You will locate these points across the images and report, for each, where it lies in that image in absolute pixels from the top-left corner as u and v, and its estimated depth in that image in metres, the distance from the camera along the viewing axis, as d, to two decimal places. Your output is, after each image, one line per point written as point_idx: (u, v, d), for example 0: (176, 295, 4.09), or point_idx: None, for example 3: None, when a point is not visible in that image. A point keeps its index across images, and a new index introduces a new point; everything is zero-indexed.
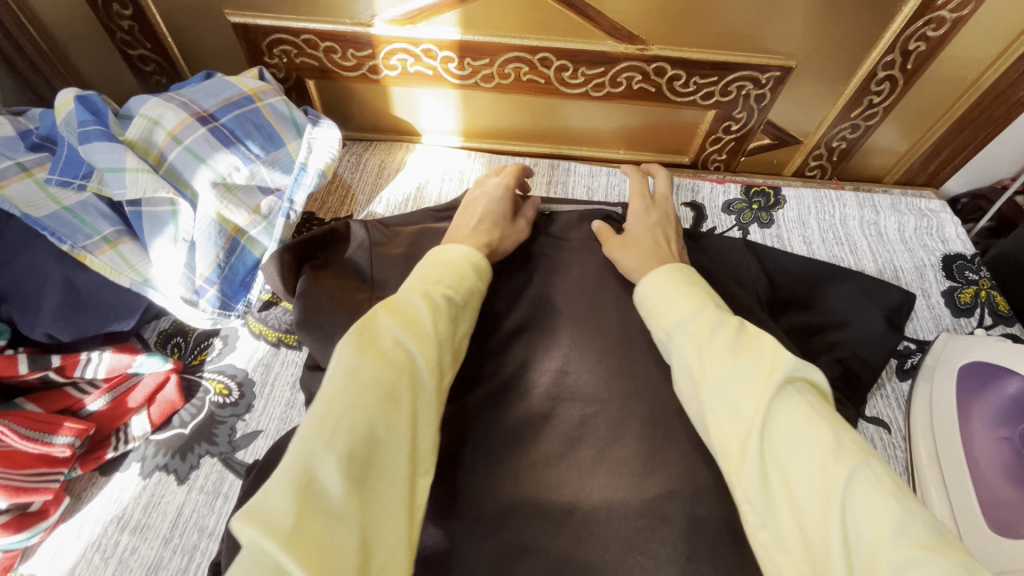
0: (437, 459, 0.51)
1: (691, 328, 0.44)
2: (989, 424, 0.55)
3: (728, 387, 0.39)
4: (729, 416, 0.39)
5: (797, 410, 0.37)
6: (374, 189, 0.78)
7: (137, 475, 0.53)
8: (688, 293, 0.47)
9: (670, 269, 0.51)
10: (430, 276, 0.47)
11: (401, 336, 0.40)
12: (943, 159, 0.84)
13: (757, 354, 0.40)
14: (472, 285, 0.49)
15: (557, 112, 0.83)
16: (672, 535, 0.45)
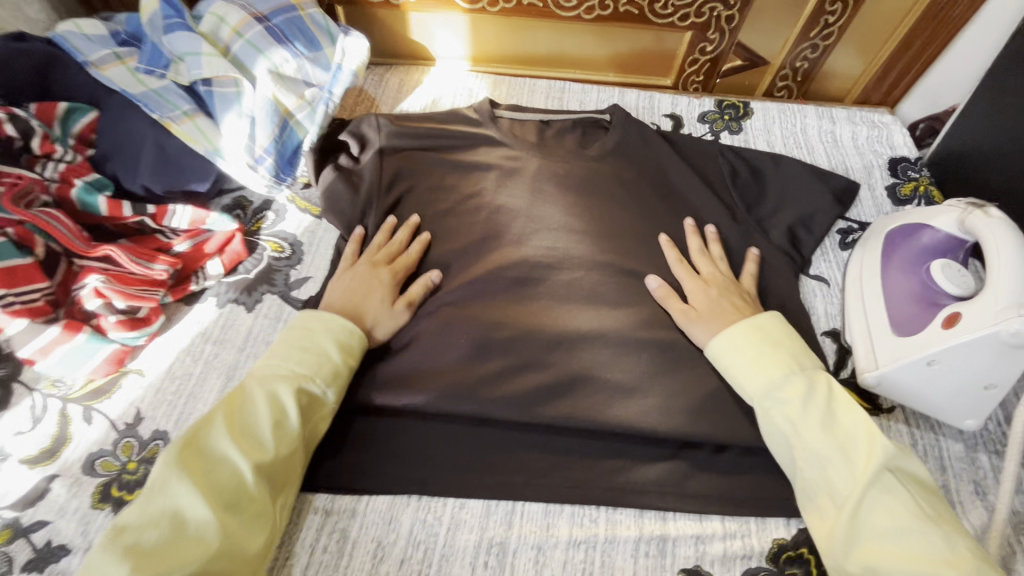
0: (460, 301, 0.67)
1: (781, 396, 0.55)
2: (903, 267, 0.67)
3: (814, 441, 0.53)
4: (834, 496, 0.51)
5: (895, 497, 0.49)
6: (396, 101, 0.91)
7: (214, 305, 0.66)
8: (775, 357, 0.58)
9: (748, 324, 0.61)
10: (289, 362, 0.55)
11: (226, 448, 0.49)
12: (891, 82, 0.97)
13: (865, 443, 0.52)
14: (340, 367, 0.57)
15: (554, 38, 0.95)
16: (637, 353, 0.63)
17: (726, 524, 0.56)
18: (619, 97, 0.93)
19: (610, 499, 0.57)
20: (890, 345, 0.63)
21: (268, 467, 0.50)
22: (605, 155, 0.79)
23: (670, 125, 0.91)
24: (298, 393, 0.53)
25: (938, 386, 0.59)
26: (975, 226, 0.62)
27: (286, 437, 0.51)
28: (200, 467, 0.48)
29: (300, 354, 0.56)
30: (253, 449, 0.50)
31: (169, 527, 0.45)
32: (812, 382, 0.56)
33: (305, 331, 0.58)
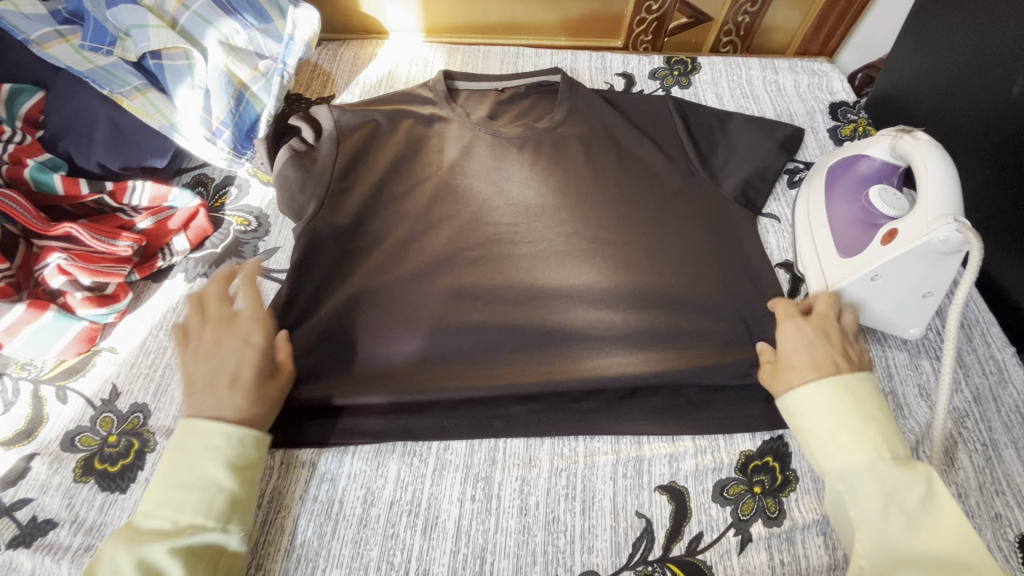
0: (430, 265, 0.70)
1: (869, 484, 0.49)
2: (846, 196, 0.71)
3: (897, 544, 0.47)
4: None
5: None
6: (351, 74, 0.91)
7: (183, 281, 0.67)
8: (865, 436, 0.51)
9: (837, 384, 0.54)
10: (177, 507, 0.48)
11: None
12: (828, 31, 1.03)
13: (960, 558, 0.45)
14: (233, 496, 0.49)
15: (505, 6, 0.96)
16: (602, 303, 0.68)
17: (696, 442, 0.60)
18: (571, 60, 0.96)
19: (587, 429, 0.59)
20: (837, 267, 0.67)
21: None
22: (556, 127, 0.84)
23: (622, 84, 0.94)
24: (184, 550, 0.46)
25: (880, 296, 0.65)
26: (905, 150, 0.66)
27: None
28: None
29: (192, 467, 0.49)
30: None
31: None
32: (903, 473, 0.50)
33: (192, 439, 0.51)
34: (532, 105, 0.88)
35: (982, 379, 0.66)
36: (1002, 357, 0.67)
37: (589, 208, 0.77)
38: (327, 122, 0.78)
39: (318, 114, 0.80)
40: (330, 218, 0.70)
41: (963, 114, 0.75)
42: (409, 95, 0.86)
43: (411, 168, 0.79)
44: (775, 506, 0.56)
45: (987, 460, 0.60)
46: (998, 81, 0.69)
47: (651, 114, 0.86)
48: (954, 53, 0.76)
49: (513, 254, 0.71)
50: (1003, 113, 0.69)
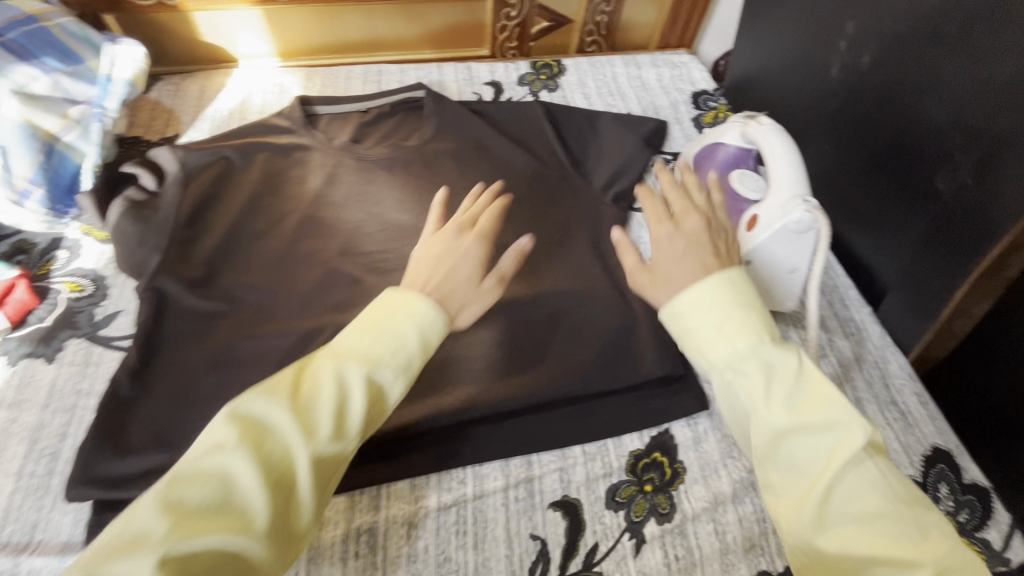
0: (297, 308, 0.65)
1: (750, 360, 0.44)
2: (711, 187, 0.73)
3: (779, 419, 0.41)
4: (791, 474, 0.42)
5: (864, 479, 0.39)
6: (198, 109, 0.84)
7: (4, 365, 0.59)
8: (743, 320, 0.45)
9: (721, 279, 0.48)
10: (371, 342, 0.44)
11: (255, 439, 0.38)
12: (683, 24, 1.07)
13: (838, 423, 0.40)
14: (414, 356, 0.46)
15: (363, 22, 0.93)
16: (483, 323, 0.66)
17: (586, 450, 0.59)
18: (437, 73, 0.94)
19: (475, 456, 0.58)
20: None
21: (269, 532, 0.37)
22: (423, 147, 0.81)
23: (491, 92, 0.93)
24: (368, 381, 0.43)
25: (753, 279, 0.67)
26: (754, 136, 0.70)
27: (282, 482, 0.38)
28: (223, 484, 0.36)
29: (382, 339, 0.45)
30: (281, 443, 0.39)
31: (202, 559, 0.34)
32: (778, 355, 0.44)
33: (378, 324, 0.46)
34: (398, 124, 0.85)
35: (844, 341, 0.70)
36: (860, 317, 0.72)
37: None
38: (172, 166, 0.71)
39: (160, 159, 0.72)
40: (176, 270, 0.64)
41: (791, 95, 0.80)
42: (263, 126, 0.81)
43: (270, 204, 0.73)
44: (666, 501, 0.57)
45: None
46: (820, 62, 0.72)
47: (520, 122, 0.85)
48: (784, 38, 0.79)
49: (387, 283, 0.68)
50: (827, 93, 0.72)
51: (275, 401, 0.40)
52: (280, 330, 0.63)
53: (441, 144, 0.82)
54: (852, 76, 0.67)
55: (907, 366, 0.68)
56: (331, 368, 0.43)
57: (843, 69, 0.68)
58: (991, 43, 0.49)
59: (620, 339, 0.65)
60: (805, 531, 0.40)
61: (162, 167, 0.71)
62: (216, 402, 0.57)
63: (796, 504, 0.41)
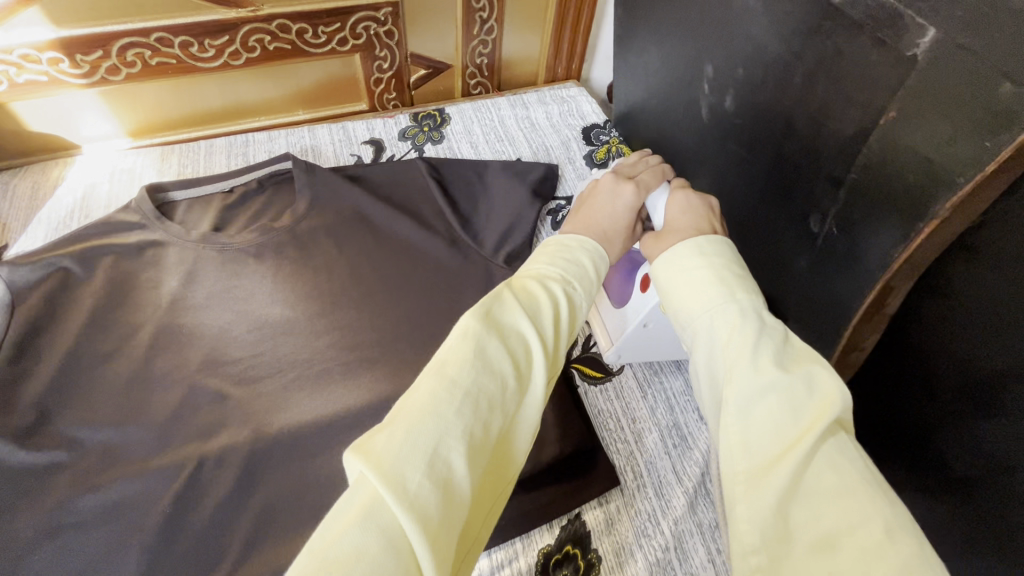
0: (155, 441, 0.57)
1: (734, 313, 0.42)
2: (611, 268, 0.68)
3: (764, 366, 0.37)
4: (756, 437, 0.36)
5: (841, 454, 0.34)
6: (31, 212, 0.74)
7: None
8: (733, 280, 0.44)
9: (723, 239, 0.49)
10: (532, 290, 0.45)
11: (455, 372, 0.37)
12: (567, 55, 1.05)
13: (818, 381, 0.36)
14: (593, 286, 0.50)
15: (220, 89, 0.85)
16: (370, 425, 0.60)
17: (492, 557, 0.55)
18: (310, 138, 0.87)
19: None
20: (616, 319, 0.67)
21: (491, 441, 0.36)
22: (296, 227, 0.75)
23: (371, 152, 0.87)
24: (515, 333, 0.41)
25: (655, 340, 0.64)
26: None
27: (506, 402, 0.38)
28: (474, 410, 0.35)
29: (553, 260, 0.49)
30: (521, 338, 0.41)
31: (484, 435, 0.35)
32: (768, 316, 0.42)
33: (546, 253, 0.50)
34: (267, 201, 0.78)
35: None
36: None
37: (348, 309, 0.69)
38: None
39: None
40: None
41: (671, 129, 0.78)
42: (105, 224, 0.71)
43: (117, 318, 0.65)
44: None
45: None
46: (691, 100, 0.70)
47: (402, 185, 0.81)
48: (655, 72, 0.77)
49: (259, 394, 0.62)
50: (704, 131, 0.70)
51: (508, 307, 0.42)
52: (132, 473, 0.55)
53: (317, 220, 0.76)
54: (721, 118, 0.65)
55: None
56: (512, 311, 0.42)
57: (712, 110, 0.66)
58: (832, 100, 0.48)
59: None
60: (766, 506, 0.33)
61: None
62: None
63: (762, 472, 0.34)
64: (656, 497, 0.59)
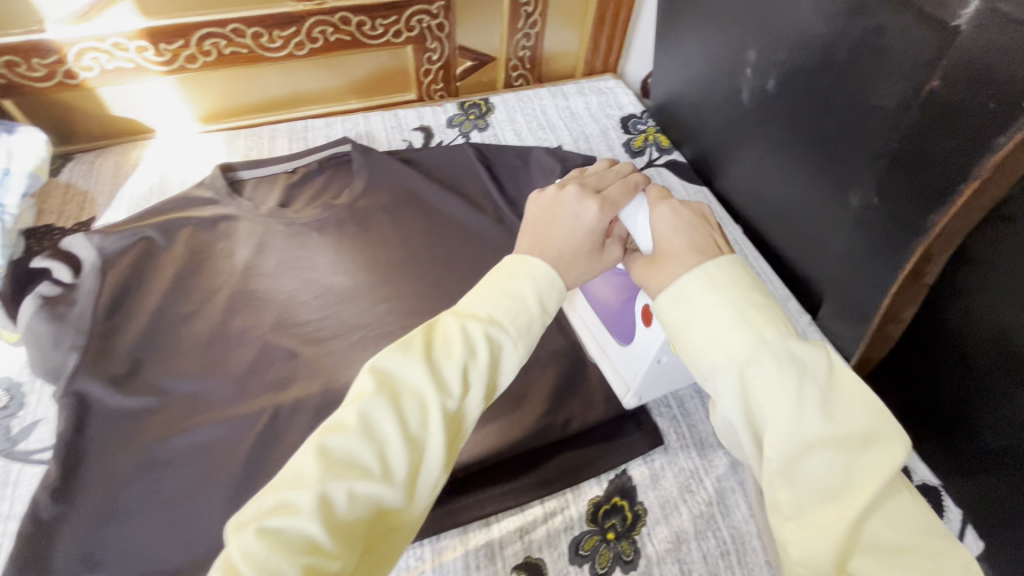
0: (234, 391, 0.63)
1: (778, 360, 0.37)
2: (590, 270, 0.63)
3: (812, 426, 0.35)
4: (813, 489, 0.35)
5: (901, 511, 0.35)
6: (114, 188, 0.81)
7: None
8: (766, 311, 0.39)
9: (725, 262, 0.42)
10: (461, 330, 0.41)
11: (328, 439, 0.36)
12: (605, 50, 1.09)
13: (874, 433, 0.36)
14: (535, 320, 0.43)
15: (283, 78, 0.91)
16: None
17: (545, 505, 0.58)
18: (364, 124, 0.93)
19: (431, 528, 0.55)
20: (623, 356, 0.60)
21: (351, 522, 0.34)
22: (355, 203, 0.80)
23: (421, 138, 0.92)
24: (434, 381, 0.39)
25: (669, 372, 0.59)
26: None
27: (391, 479, 0.36)
28: (325, 482, 0.34)
29: (483, 293, 0.44)
30: (415, 399, 0.39)
31: (349, 511, 0.34)
32: (809, 352, 0.38)
33: (474, 285, 0.44)
34: (327, 181, 0.83)
35: None
36: (799, 327, 0.74)
37: (404, 281, 0.74)
38: (88, 252, 0.67)
39: (71, 247, 0.68)
40: (97, 370, 0.61)
41: (711, 113, 0.82)
42: (183, 199, 0.77)
43: (197, 283, 0.70)
44: (630, 547, 0.56)
45: None
46: (731, 85, 0.74)
47: (452, 167, 0.85)
48: (695, 61, 0.81)
49: (327, 353, 0.67)
50: (744, 114, 0.74)
51: (410, 359, 0.40)
52: (216, 419, 0.60)
53: (374, 198, 0.81)
54: (762, 100, 0.69)
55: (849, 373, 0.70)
56: (409, 364, 0.39)
57: (753, 92, 0.70)
58: (875, 74, 0.52)
59: (570, 382, 0.65)
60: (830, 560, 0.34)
61: (76, 254, 0.67)
62: (149, 508, 0.54)
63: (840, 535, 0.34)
64: (699, 457, 0.62)
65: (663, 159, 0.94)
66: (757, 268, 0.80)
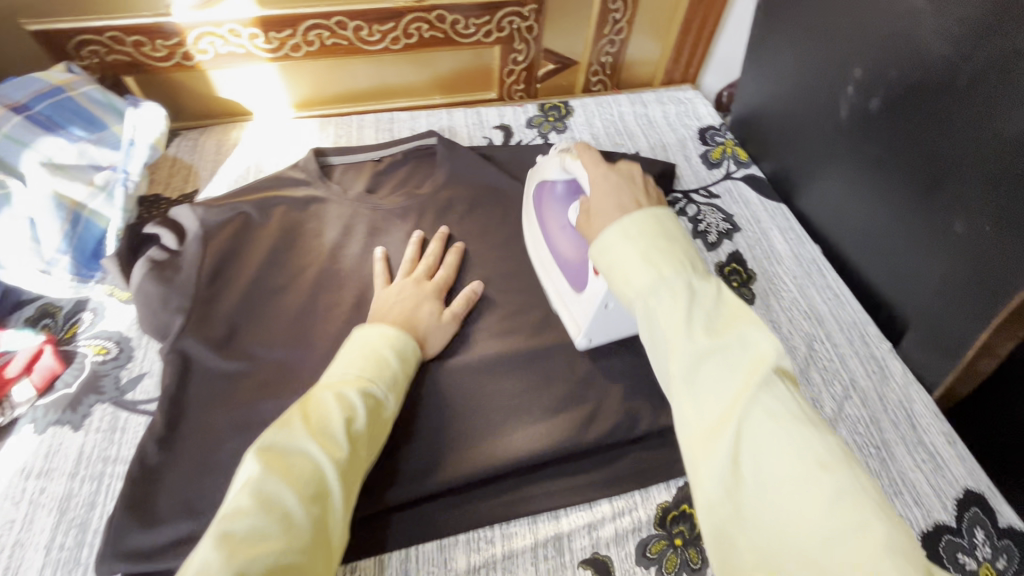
0: (319, 362, 0.65)
1: (670, 295, 0.42)
2: (556, 220, 0.70)
3: (699, 343, 0.40)
4: (705, 407, 0.38)
5: (776, 403, 0.37)
6: (216, 165, 0.86)
7: (33, 433, 0.59)
8: (666, 252, 0.45)
9: (646, 213, 0.48)
10: (332, 406, 0.48)
11: (252, 490, 0.41)
12: (686, 60, 1.09)
13: (750, 342, 0.40)
14: (398, 374, 0.56)
15: (373, 70, 0.95)
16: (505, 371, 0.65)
17: (614, 504, 0.59)
18: (447, 119, 0.95)
19: (501, 514, 0.57)
20: (578, 304, 0.65)
21: (302, 542, 0.40)
22: (438, 193, 0.82)
23: (501, 136, 0.94)
24: (329, 441, 0.46)
25: (617, 318, 0.63)
26: (571, 167, 0.64)
27: (296, 529, 0.40)
28: (261, 517, 0.40)
29: (352, 365, 0.54)
30: (309, 462, 0.44)
31: (288, 537, 0.40)
32: (700, 291, 0.43)
33: (351, 356, 0.55)
34: (411, 171, 0.86)
35: (867, 380, 0.69)
36: (880, 353, 0.72)
37: (482, 272, 0.75)
38: (192, 223, 0.71)
39: (180, 218, 0.73)
40: (200, 331, 0.64)
41: (799, 132, 0.82)
42: (279, 178, 0.81)
43: (289, 259, 0.74)
44: (697, 556, 0.56)
45: (881, 462, 0.63)
46: (826, 103, 0.74)
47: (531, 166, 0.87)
48: (788, 77, 0.81)
49: None
50: (837, 132, 0.74)
51: (295, 432, 0.45)
52: (303, 388, 0.63)
53: (456, 190, 0.83)
54: (863, 119, 0.69)
55: (933, 405, 0.67)
56: (294, 437, 0.45)
57: (853, 110, 0.70)
58: (1001, 101, 0.52)
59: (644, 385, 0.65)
60: (724, 487, 0.36)
61: (184, 226, 0.72)
62: (240, 465, 0.57)
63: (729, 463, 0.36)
64: None
65: (741, 173, 0.93)
66: (836, 289, 0.78)
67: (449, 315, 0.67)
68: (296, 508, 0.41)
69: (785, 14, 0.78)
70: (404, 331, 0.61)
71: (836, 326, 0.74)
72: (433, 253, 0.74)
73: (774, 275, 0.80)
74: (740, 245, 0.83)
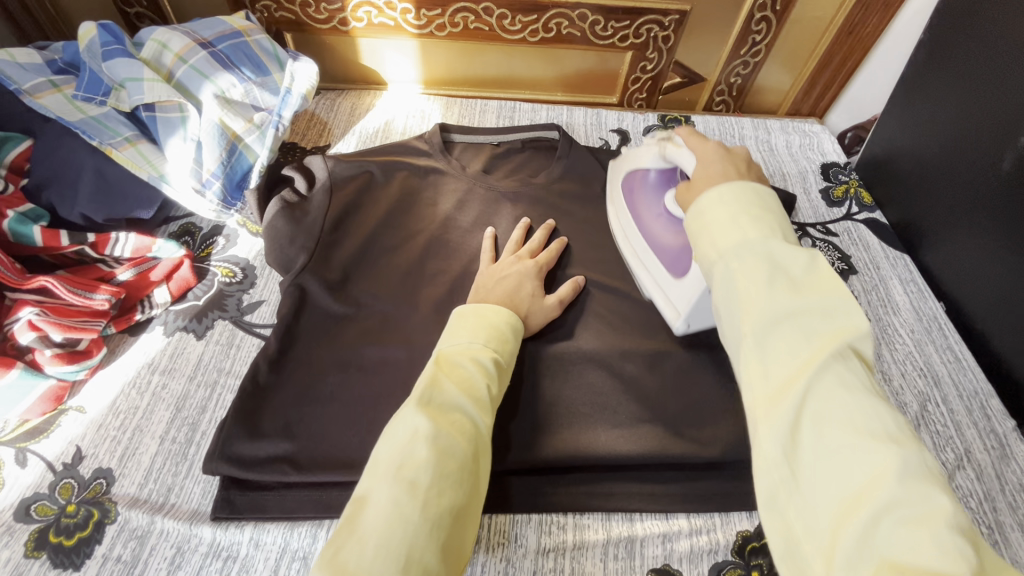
0: (420, 321, 0.67)
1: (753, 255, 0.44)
2: (648, 208, 0.73)
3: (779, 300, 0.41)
4: (774, 364, 0.39)
5: (844, 386, 0.37)
6: (348, 124, 0.91)
7: (162, 334, 0.64)
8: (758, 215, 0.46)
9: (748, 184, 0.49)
10: (471, 368, 0.52)
11: (430, 441, 0.44)
12: (818, 94, 1.05)
13: (835, 313, 0.41)
14: (513, 348, 0.58)
15: (503, 60, 0.98)
16: (596, 368, 0.65)
17: (691, 520, 0.57)
18: (567, 116, 0.97)
19: (576, 504, 0.57)
20: (677, 288, 0.67)
21: (468, 494, 0.45)
22: (553, 183, 0.82)
23: (617, 140, 0.94)
24: (475, 401, 0.49)
25: None
26: (672, 157, 0.67)
27: (465, 482, 0.45)
28: (443, 467, 0.43)
29: (477, 334, 0.56)
30: (464, 419, 0.48)
31: (459, 484, 0.44)
32: (789, 257, 0.43)
33: (472, 326, 0.56)
34: (527, 159, 0.88)
35: (984, 455, 0.64)
36: (1003, 431, 0.66)
37: (585, 266, 0.75)
38: (322, 173, 0.75)
39: (312, 166, 0.77)
40: (319, 272, 0.68)
41: (940, 181, 0.77)
42: (404, 146, 0.85)
43: (404, 220, 0.77)
44: None
45: (993, 545, 0.57)
46: (985, 154, 0.70)
47: None
48: (942, 119, 0.77)
49: None
50: (990, 186, 0.70)
51: (450, 392, 0.49)
52: (403, 342, 0.65)
53: (570, 182, 0.83)
54: None
55: None
56: (450, 396, 0.48)
57: (1017, 164, 0.66)
58: None
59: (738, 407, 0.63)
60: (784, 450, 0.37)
61: (315, 173, 0.76)
62: (338, 401, 0.60)
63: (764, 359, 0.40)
64: None
65: (863, 216, 0.88)
66: (958, 352, 0.73)
67: (550, 298, 0.67)
68: (465, 461, 0.45)
69: (953, 54, 0.75)
70: (507, 307, 0.62)
71: (955, 392, 0.69)
72: (539, 238, 0.74)
73: (889, 325, 0.75)
74: (855, 287, 0.79)
